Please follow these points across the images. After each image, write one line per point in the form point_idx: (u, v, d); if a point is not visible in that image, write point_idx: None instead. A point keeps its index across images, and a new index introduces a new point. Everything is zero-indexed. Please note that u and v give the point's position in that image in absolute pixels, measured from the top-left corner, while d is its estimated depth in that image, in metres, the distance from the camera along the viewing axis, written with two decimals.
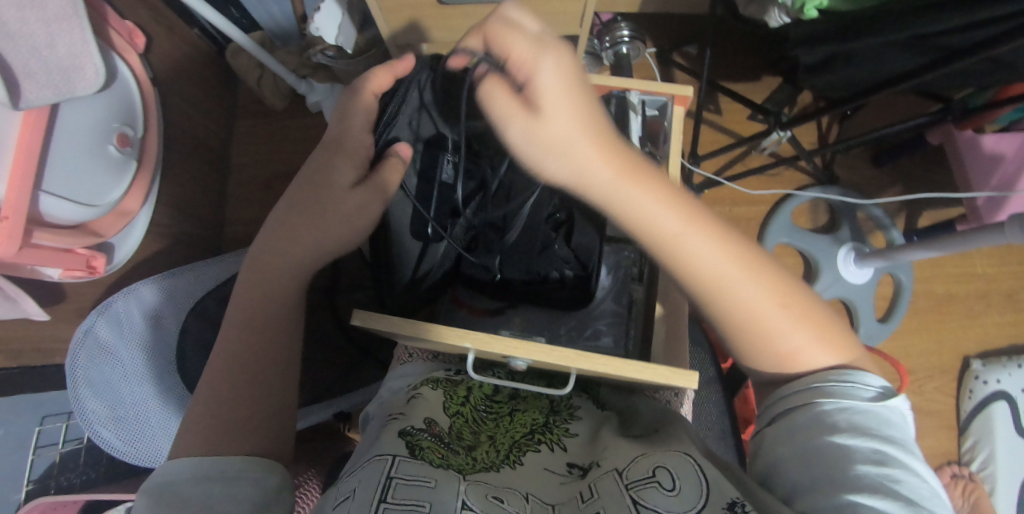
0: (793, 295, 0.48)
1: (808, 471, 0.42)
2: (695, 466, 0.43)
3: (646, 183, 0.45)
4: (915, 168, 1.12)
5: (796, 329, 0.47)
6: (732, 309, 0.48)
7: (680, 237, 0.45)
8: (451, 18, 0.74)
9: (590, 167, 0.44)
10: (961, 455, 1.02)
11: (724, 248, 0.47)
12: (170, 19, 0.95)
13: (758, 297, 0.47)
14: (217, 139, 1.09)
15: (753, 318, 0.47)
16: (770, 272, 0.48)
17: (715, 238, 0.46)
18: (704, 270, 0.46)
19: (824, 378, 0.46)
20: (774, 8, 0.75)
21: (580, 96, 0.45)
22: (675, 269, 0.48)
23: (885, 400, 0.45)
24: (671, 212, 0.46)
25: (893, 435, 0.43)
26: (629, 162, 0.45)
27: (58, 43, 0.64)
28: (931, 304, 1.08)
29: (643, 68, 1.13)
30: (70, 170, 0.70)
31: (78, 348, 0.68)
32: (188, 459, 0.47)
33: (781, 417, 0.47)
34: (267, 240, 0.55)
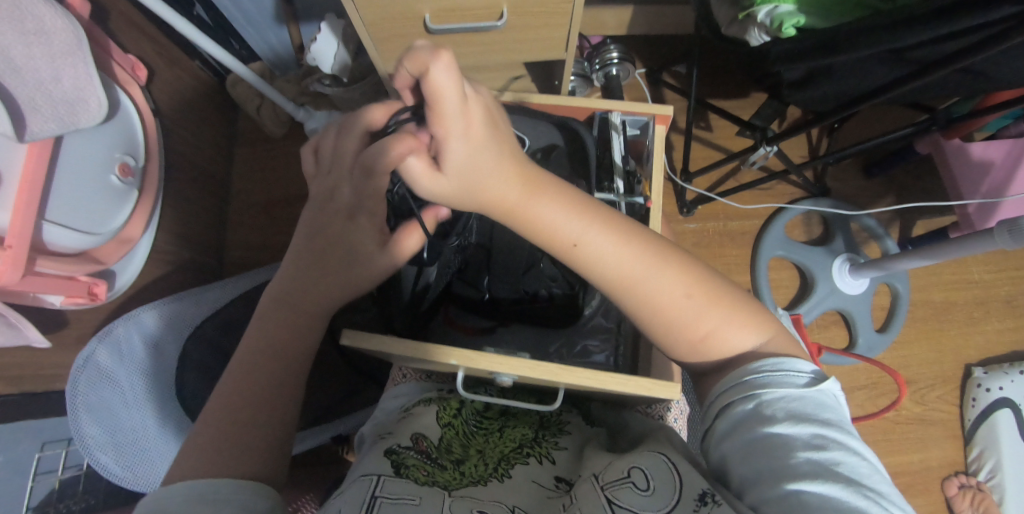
0: (698, 277, 0.46)
1: (752, 464, 0.41)
2: (668, 466, 0.44)
3: (549, 195, 0.41)
4: (906, 178, 1.14)
5: (712, 312, 0.46)
6: (642, 302, 0.45)
7: (577, 243, 0.42)
8: (440, 46, 0.77)
9: (484, 190, 0.37)
10: (968, 466, 1.01)
11: (619, 237, 0.43)
12: (172, 52, 0.99)
13: (663, 290, 0.44)
14: (218, 167, 1.12)
15: (656, 307, 0.45)
16: (678, 258, 0.45)
17: (607, 230, 0.43)
18: (611, 266, 0.43)
19: (753, 366, 0.45)
20: (754, 28, 0.76)
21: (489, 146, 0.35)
22: (582, 271, 0.45)
23: (817, 384, 0.44)
24: (573, 218, 0.42)
25: (829, 418, 0.42)
26: (532, 175, 0.40)
27: (64, 78, 0.67)
28: (929, 312, 1.07)
29: (633, 88, 1.16)
30: (72, 199, 0.72)
31: (79, 375, 0.69)
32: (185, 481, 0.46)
33: (723, 410, 0.45)
34: (293, 279, 0.54)
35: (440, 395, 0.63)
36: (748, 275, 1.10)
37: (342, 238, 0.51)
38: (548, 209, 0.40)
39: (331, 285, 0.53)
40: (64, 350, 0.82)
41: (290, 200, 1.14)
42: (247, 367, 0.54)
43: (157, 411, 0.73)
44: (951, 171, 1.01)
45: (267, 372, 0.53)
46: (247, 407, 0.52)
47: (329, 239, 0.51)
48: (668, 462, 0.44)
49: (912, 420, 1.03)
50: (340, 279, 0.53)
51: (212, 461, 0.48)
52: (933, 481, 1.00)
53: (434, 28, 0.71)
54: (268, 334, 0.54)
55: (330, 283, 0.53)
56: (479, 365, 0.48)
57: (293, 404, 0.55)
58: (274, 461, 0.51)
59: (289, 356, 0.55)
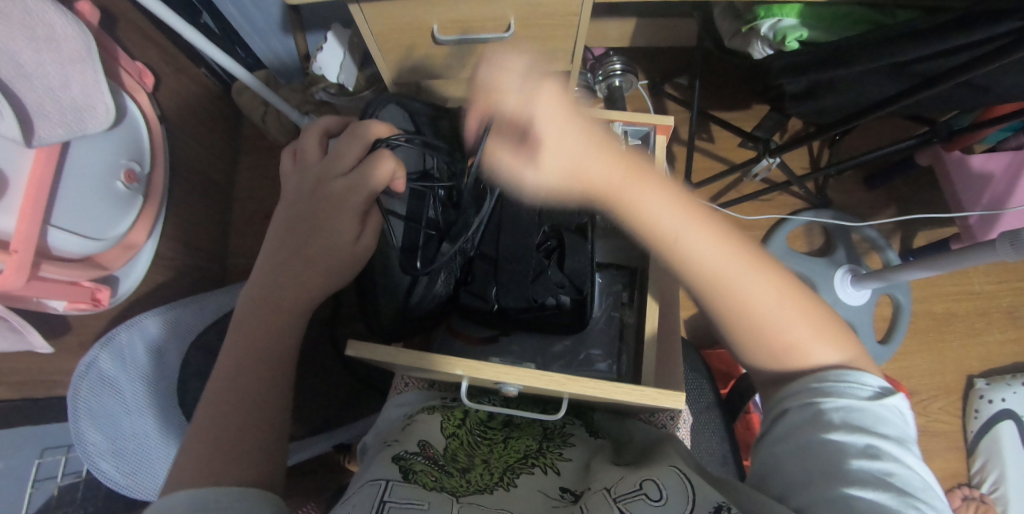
0: (791, 286, 0.49)
1: (806, 467, 0.44)
2: (683, 478, 0.45)
3: (648, 182, 0.49)
4: (907, 190, 1.14)
5: (804, 323, 0.49)
6: (731, 303, 0.49)
7: (679, 236, 0.48)
8: (446, 57, 0.78)
9: (584, 171, 0.48)
10: (972, 478, 1.00)
11: (723, 241, 0.48)
12: (179, 60, 1.00)
13: (764, 289, 0.48)
14: (222, 174, 1.12)
15: (752, 308, 0.48)
16: (773, 264, 0.49)
17: (711, 232, 0.48)
18: (712, 268, 0.48)
19: (820, 376, 0.47)
20: (757, 41, 0.78)
21: (572, 125, 0.48)
22: (678, 269, 0.49)
23: (882, 398, 0.46)
24: (672, 213, 0.48)
25: (888, 431, 0.44)
26: (629, 162, 0.49)
27: (72, 84, 0.67)
28: (931, 324, 1.08)
29: (636, 99, 1.17)
30: (78, 205, 0.72)
31: (81, 380, 0.67)
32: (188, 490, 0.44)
33: (782, 415, 0.48)
34: (274, 272, 0.56)
35: (443, 404, 0.63)
36: None
37: (322, 233, 0.55)
38: (652, 205, 0.48)
39: (310, 274, 0.56)
40: (66, 355, 0.82)
41: None
42: (247, 379, 0.53)
43: (159, 419, 0.73)
44: (954, 184, 1.02)
45: (257, 382, 0.53)
46: (242, 415, 0.51)
47: (310, 224, 0.55)
48: (681, 475, 0.46)
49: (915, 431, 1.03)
50: (318, 266, 0.56)
51: (217, 469, 0.47)
52: None
53: (442, 39, 0.71)
54: (257, 335, 0.54)
55: (305, 271, 0.56)
56: (485, 373, 0.48)
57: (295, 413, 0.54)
58: (271, 467, 0.50)
59: (276, 362, 0.55)
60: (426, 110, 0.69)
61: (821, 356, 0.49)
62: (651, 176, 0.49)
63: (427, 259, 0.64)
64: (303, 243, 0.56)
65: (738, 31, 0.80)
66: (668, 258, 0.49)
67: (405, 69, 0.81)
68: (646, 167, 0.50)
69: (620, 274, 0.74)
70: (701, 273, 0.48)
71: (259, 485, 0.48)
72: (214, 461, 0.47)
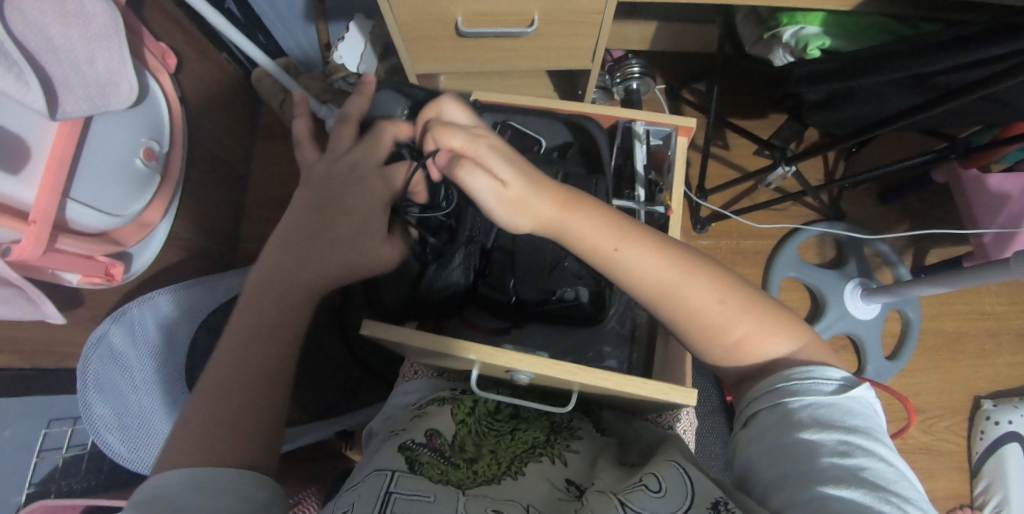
0: (730, 288, 0.49)
1: (779, 468, 0.43)
2: (683, 474, 0.46)
3: (584, 211, 0.49)
4: (921, 205, 1.14)
5: (749, 317, 0.48)
6: (680, 310, 0.48)
7: (617, 251, 0.48)
8: (467, 50, 0.78)
9: (535, 203, 0.47)
10: (974, 499, 0.99)
11: (659, 257, 0.48)
12: (202, 44, 1.00)
13: (699, 294, 0.48)
14: (238, 158, 1.13)
15: (691, 314, 0.48)
16: (712, 268, 0.49)
17: (645, 246, 0.49)
18: (647, 277, 0.48)
19: (785, 374, 0.46)
20: (779, 47, 0.77)
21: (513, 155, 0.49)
22: (623, 283, 0.50)
23: (848, 390, 0.45)
24: (604, 231, 0.49)
25: (857, 424, 0.43)
26: (564, 195, 0.49)
27: (98, 60, 0.68)
28: (940, 342, 1.07)
29: (653, 103, 1.17)
30: (98, 180, 0.73)
31: (91, 352, 0.68)
32: (178, 471, 0.43)
33: (752, 417, 0.47)
34: (288, 252, 0.54)
35: (453, 395, 0.63)
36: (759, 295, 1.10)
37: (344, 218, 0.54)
38: (587, 229, 0.48)
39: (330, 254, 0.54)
40: (77, 328, 0.82)
41: None
42: (246, 360, 0.50)
43: (166, 395, 0.73)
44: (974, 201, 1.00)
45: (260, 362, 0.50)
46: (241, 395, 0.49)
47: (333, 199, 0.55)
48: (681, 470, 0.47)
49: (919, 449, 1.02)
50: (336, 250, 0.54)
51: (216, 447, 0.46)
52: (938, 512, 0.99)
53: (466, 31, 0.71)
54: (267, 316, 0.52)
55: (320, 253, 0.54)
56: (497, 360, 0.48)
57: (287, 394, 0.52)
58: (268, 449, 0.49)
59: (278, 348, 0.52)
60: (429, 97, 0.68)
61: (777, 347, 0.49)
62: (584, 203, 0.49)
63: (442, 249, 0.62)
64: (324, 226, 0.54)
65: (761, 37, 0.80)
66: (609, 271, 0.50)
67: (426, 60, 0.81)
68: (581, 198, 0.50)
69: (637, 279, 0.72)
70: (643, 285, 0.48)
71: (251, 466, 0.46)
72: (211, 439, 0.45)
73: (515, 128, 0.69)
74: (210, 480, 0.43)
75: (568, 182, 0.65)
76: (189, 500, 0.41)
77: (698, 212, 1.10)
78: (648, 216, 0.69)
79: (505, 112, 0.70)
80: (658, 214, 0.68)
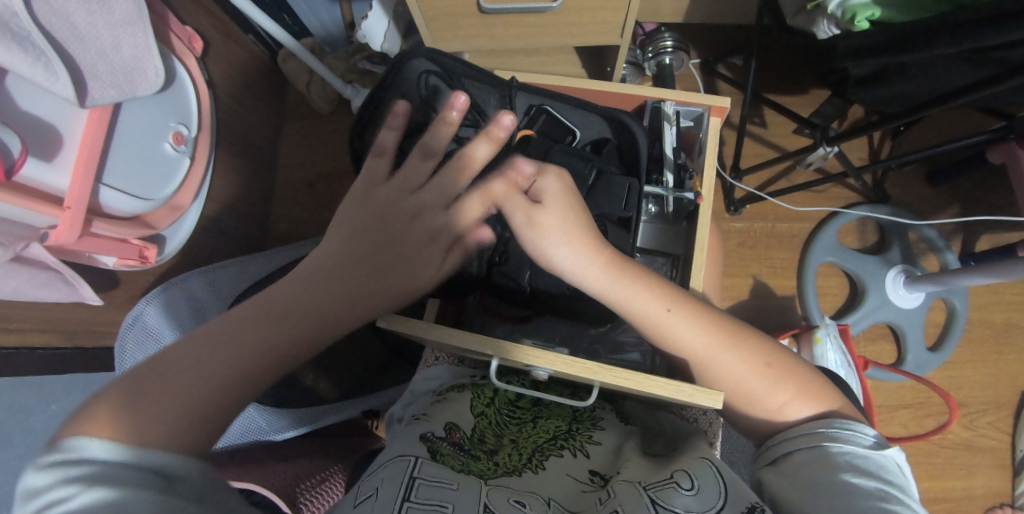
0: (772, 353, 0.51)
1: (812, 501, 0.43)
2: (718, 479, 0.45)
3: (638, 279, 0.51)
4: (973, 188, 1.06)
5: (786, 384, 0.50)
6: (715, 379, 0.51)
7: (666, 316, 0.50)
8: (490, 28, 0.76)
9: (582, 257, 0.50)
10: (1015, 498, 0.94)
11: (709, 328, 0.50)
12: (227, 25, 1.00)
13: (739, 365, 0.50)
14: (266, 139, 1.14)
15: (732, 384, 0.50)
16: (753, 340, 0.51)
17: (697, 319, 0.50)
18: (694, 349, 0.50)
19: (826, 420, 0.48)
20: (823, 20, 0.73)
21: (570, 206, 0.51)
22: (666, 346, 0.52)
23: (883, 449, 0.46)
24: (655, 297, 0.50)
25: (894, 479, 0.44)
26: (613, 257, 0.51)
27: (123, 46, 0.68)
28: (987, 333, 1.01)
29: (686, 79, 1.12)
30: (129, 166, 0.75)
31: (129, 331, 0.75)
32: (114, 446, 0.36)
33: (782, 456, 0.48)
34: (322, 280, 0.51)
35: (472, 381, 0.63)
36: (794, 282, 1.06)
37: (400, 237, 0.52)
38: (637, 297, 0.50)
39: (391, 274, 0.51)
40: (115, 308, 0.85)
41: (334, 177, 1.16)
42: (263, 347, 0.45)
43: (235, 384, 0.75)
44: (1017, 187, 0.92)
45: (279, 359, 0.45)
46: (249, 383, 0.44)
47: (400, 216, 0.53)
48: (713, 469, 0.46)
49: (958, 445, 0.98)
50: (401, 276, 0.51)
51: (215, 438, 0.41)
52: (975, 509, 0.95)
53: (488, 7, 0.69)
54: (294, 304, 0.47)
55: (358, 258, 0.50)
56: (513, 356, 0.47)
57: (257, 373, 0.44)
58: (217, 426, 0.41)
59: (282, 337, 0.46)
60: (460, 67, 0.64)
61: (804, 411, 0.50)
62: (637, 273, 0.51)
63: None
64: (387, 245, 0.52)
65: (802, 7, 0.77)
66: (654, 337, 0.51)
67: (448, 38, 0.79)
68: (635, 268, 0.52)
69: (660, 260, 0.70)
70: (682, 353, 0.51)
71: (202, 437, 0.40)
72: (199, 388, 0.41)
73: (549, 114, 0.67)
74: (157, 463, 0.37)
75: (600, 180, 0.62)
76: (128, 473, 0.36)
77: (731, 193, 1.05)
78: (677, 202, 0.67)
79: (541, 95, 0.66)
80: (687, 201, 0.65)
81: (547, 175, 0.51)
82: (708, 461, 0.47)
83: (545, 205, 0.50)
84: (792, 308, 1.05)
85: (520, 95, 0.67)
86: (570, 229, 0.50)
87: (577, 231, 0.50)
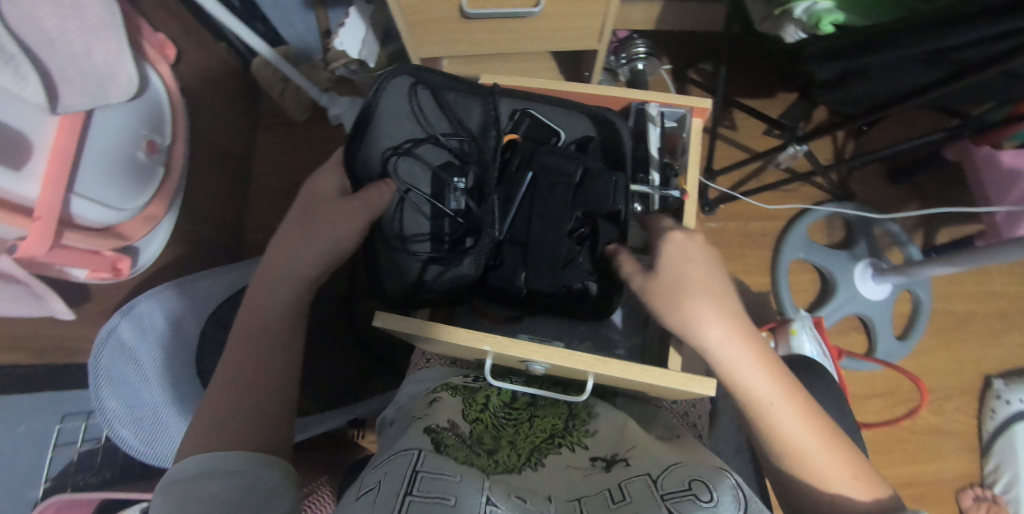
0: (856, 462, 0.55)
1: None
2: (734, 486, 0.45)
3: (766, 369, 0.54)
4: (932, 184, 1.12)
5: (859, 485, 0.53)
6: (801, 470, 0.54)
7: (778, 404, 0.54)
8: (471, 33, 0.77)
9: (721, 343, 0.52)
10: (984, 478, 0.99)
11: (810, 424, 0.54)
12: (198, 33, 0.98)
13: (829, 464, 0.53)
14: (239, 149, 1.12)
15: (813, 475, 0.54)
16: (841, 443, 0.55)
17: (803, 415, 0.54)
18: (793, 436, 0.53)
19: None
20: (789, 25, 0.75)
21: (733, 305, 0.54)
22: (767, 434, 0.55)
23: None
24: (774, 387, 0.54)
25: None
26: (753, 344, 0.54)
27: (95, 53, 0.66)
28: (949, 322, 1.06)
29: (659, 85, 1.16)
30: (103, 176, 0.73)
31: (102, 348, 0.72)
32: (194, 459, 0.50)
33: None
34: (259, 315, 0.58)
35: (466, 385, 0.62)
36: (768, 278, 1.09)
37: (315, 215, 0.59)
38: (761, 383, 0.53)
39: (313, 239, 0.58)
40: (86, 323, 0.82)
41: None
42: (264, 366, 0.57)
43: (173, 389, 0.75)
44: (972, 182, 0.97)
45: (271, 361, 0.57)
46: (258, 400, 0.55)
47: (313, 207, 0.60)
48: (734, 483, 0.45)
49: (928, 429, 1.02)
50: (323, 235, 0.58)
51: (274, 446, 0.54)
52: (947, 493, 0.99)
53: (470, 12, 0.70)
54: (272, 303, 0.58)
55: (293, 241, 0.59)
56: (512, 350, 0.47)
57: (273, 373, 0.57)
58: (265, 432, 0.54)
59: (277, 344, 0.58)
60: (432, 75, 0.62)
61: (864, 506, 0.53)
62: (767, 364, 0.54)
63: (457, 244, 0.65)
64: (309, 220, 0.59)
65: (770, 14, 0.78)
66: (760, 419, 0.55)
67: (429, 43, 0.79)
68: (766, 358, 0.55)
69: None
70: (781, 441, 0.54)
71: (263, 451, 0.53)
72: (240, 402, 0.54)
73: (533, 117, 0.68)
74: (227, 465, 0.50)
75: (588, 177, 0.61)
76: (208, 479, 0.49)
77: (706, 194, 1.08)
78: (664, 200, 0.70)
79: (524, 99, 0.67)
80: (673, 198, 0.68)
81: (705, 271, 0.54)
82: (728, 473, 0.47)
83: (688, 299, 0.52)
84: (767, 304, 1.08)
85: (503, 101, 0.67)
86: (726, 322, 0.53)
87: (723, 321, 0.53)
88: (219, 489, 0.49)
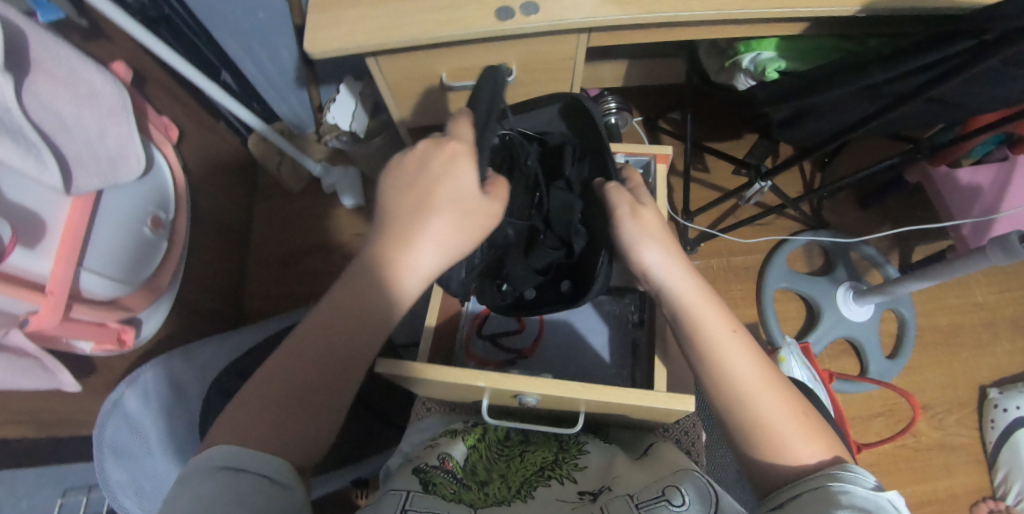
0: (811, 415, 0.50)
1: None
2: (709, 489, 0.46)
3: (717, 302, 0.54)
4: (900, 207, 1.18)
5: (814, 438, 0.48)
6: (752, 416, 0.49)
7: (731, 334, 0.52)
8: (454, 100, 0.84)
9: (668, 257, 0.54)
10: (996, 491, 0.98)
11: (759, 363, 0.52)
12: (200, 115, 1.06)
13: (776, 408, 0.49)
14: (239, 220, 1.17)
15: (762, 422, 0.48)
16: (790, 391, 0.51)
17: (755, 358, 0.52)
18: (741, 374, 0.50)
19: None
20: (740, 73, 0.85)
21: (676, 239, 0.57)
22: (713, 370, 0.51)
23: None
24: (721, 319, 0.53)
25: None
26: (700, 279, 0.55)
27: (108, 137, 0.73)
28: (936, 337, 1.09)
29: (633, 136, 1.24)
30: (110, 250, 0.77)
31: (107, 418, 0.74)
32: (227, 451, 0.41)
33: None
34: (331, 306, 0.48)
35: (464, 426, 0.64)
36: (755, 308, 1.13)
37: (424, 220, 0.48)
38: (711, 315, 0.53)
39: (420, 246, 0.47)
40: (90, 395, 0.83)
41: (309, 251, 1.20)
42: (304, 373, 0.46)
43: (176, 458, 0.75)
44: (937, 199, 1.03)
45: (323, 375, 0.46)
46: (310, 419, 0.45)
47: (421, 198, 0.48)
48: (705, 481, 0.47)
49: (932, 446, 1.02)
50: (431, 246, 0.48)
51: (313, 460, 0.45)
52: (961, 509, 0.98)
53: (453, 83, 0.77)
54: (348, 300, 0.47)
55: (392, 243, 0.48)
56: (505, 386, 0.50)
57: (331, 389, 0.46)
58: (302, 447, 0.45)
59: (346, 350, 0.47)
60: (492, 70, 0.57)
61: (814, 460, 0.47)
62: (717, 300, 0.54)
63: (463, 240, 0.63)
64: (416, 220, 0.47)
65: (723, 66, 0.87)
66: (705, 350, 0.52)
67: (418, 112, 0.86)
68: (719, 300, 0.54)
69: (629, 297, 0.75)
70: (728, 381, 0.50)
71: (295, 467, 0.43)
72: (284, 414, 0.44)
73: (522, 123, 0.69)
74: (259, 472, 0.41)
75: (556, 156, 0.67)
76: (233, 483, 0.39)
77: (686, 233, 1.14)
78: None
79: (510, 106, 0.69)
80: None
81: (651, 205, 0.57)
82: (697, 473, 0.49)
83: (633, 219, 0.55)
84: (757, 333, 1.11)
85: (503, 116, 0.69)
86: (669, 246, 0.55)
87: (667, 247, 0.55)
88: (236, 489, 0.39)
